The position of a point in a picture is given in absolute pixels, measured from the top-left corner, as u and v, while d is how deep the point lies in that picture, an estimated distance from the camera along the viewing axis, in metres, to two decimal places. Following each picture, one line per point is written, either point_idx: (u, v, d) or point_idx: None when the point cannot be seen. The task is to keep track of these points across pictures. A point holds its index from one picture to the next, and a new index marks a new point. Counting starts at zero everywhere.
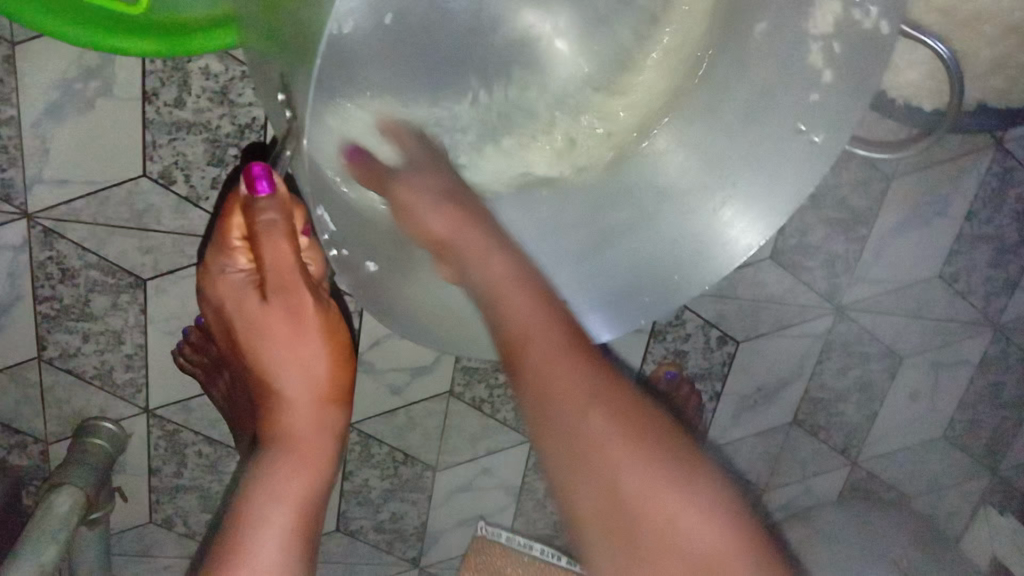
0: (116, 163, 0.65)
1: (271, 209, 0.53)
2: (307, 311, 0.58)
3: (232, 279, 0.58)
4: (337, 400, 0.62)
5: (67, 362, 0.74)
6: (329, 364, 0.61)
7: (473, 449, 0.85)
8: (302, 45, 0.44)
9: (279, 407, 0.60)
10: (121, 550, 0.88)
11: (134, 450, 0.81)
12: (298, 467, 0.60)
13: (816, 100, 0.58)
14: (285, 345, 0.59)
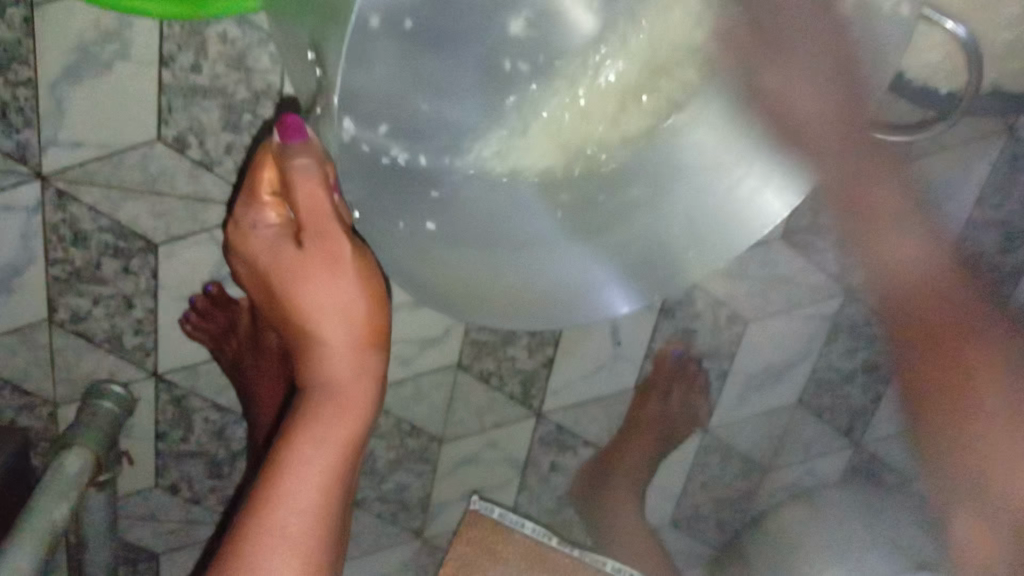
0: (132, 127, 0.65)
1: (301, 154, 0.56)
2: (342, 255, 0.62)
3: (265, 233, 0.62)
4: (374, 343, 0.66)
5: (77, 325, 0.75)
6: (365, 309, 0.65)
7: (481, 422, 0.86)
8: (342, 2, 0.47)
9: (319, 351, 0.65)
10: (128, 513, 0.88)
11: (142, 416, 0.82)
12: (341, 408, 0.64)
13: None
14: (319, 290, 0.63)
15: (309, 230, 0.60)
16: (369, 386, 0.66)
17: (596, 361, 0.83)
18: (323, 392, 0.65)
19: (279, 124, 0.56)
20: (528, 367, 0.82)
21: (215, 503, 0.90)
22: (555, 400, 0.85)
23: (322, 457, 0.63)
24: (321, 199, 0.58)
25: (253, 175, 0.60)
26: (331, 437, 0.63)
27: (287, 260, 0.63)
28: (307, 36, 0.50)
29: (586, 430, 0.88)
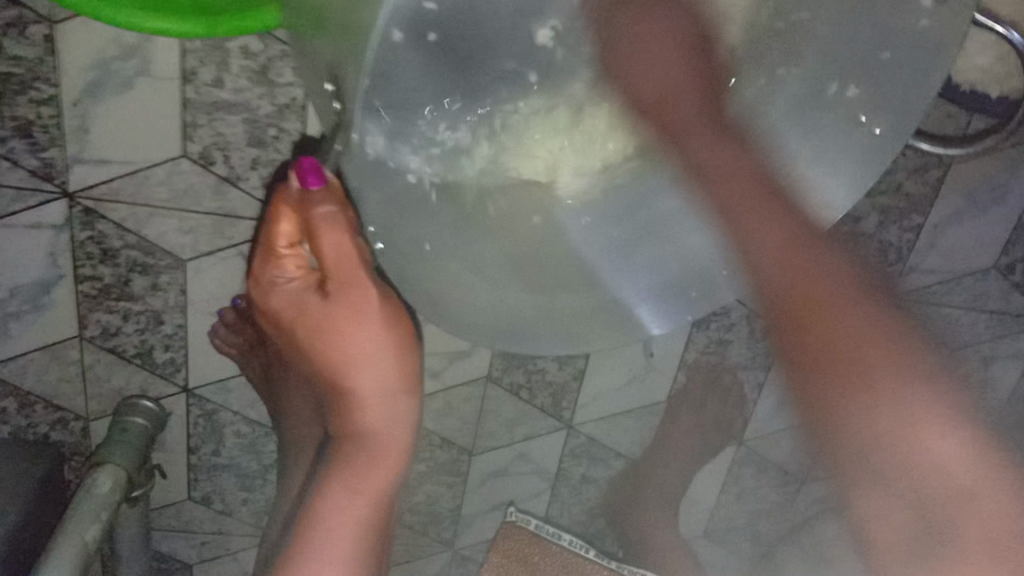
0: (156, 143, 0.64)
1: (326, 200, 0.54)
2: (368, 304, 0.60)
3: (288, 287, 0.60)
4: (406, 392, 0.66)
5: (107, 340, 0.74)
6: (395, 358, 0.63)
7: (512, 434, 0.85)
8: (359, 28, 0.44)
9: (354, 405, 0.65)
10: (161, 526, 0.89)
11: (173, 428, 0.82)
12: (377, 455, 0.67)
13: (854, 94, 0.58)
14: (347, 339, 0.61)
15: (334, 280, 0.58)
16: (404, 434, 0.67)
17: (627, 374, 0.81)
18: (362, 445, 0.66)
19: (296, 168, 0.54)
20: (558, 380, 0.81)
21: (247, 515, 0.90)
22: (586, 412, 0.84)
23: (356, 506, 0.67)
24: (347, 244, 0.56)
25: (270, 229, 0.57)
26: (365, 485, 0.67)
27: (311, 311, 0.61)
28: (328, 68, 0.48)
29: (616, 441, 0.87)
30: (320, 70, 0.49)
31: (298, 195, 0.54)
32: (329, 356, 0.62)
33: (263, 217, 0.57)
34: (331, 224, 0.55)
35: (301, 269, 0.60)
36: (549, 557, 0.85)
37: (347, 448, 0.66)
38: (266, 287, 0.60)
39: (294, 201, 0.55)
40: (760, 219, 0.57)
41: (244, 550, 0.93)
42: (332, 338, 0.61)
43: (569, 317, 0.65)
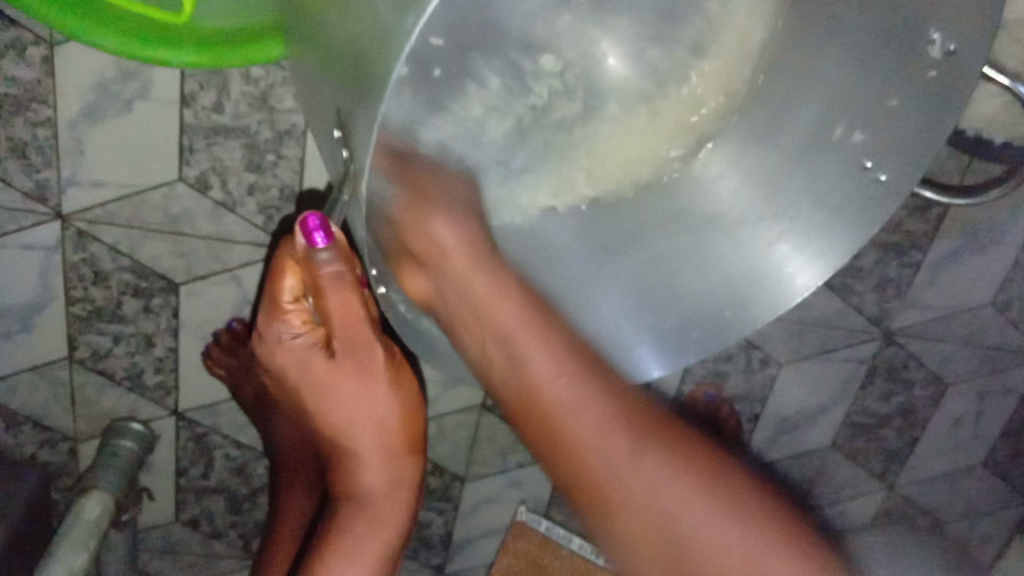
0: (153, 167, 0.63)
1: (333, 260, 0.52)
2: (376, 363, 0.59)
3: (293, 343, 0.58)
4: (408, 451, 0.63)
5: (97, 362, 0.73)
6: (402, 419, 0.62)
7: (504, 463, 0.86)
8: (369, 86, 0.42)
9: (354, 462, 0.62)
10: (146, 549, 0.87)
11: (162, 450, 0.81)
12: (377, 527, 0.64)
13: (861, 140, 0.57)
14: (351, 396, 0.59)
15: (343, 339, 0.56)
16: (403, 496, 0.64)
17: None
18: (363, 513, 0.63)
19: (299, 225, 0.52)
20: None
21: (234, 539, 0.89)
22: None
23: (356, 572, 0.63)
24: (353, 302, 0.54)
25: (274, 283, 0.56)
26: (365, 551, 0.63)
27: (314, 371, 0.58)
28: (335, 110, 0.47)
29: None
30: (329, 113, 0.48)
31: (304, 253, 0.52)
32: (332, 417, 0.60)
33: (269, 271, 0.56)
34: (339, 280, 0.53)
35: (307, 324, 0.58)
36: (557, 562, 0.89)
37: (345, 507, 0.64)
38: (273, 345, 0.58)
39: (300, 258, 0.53)
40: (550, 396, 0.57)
41: (230, 575, 0.92)
42: (336, 398, 0.59)
43: None
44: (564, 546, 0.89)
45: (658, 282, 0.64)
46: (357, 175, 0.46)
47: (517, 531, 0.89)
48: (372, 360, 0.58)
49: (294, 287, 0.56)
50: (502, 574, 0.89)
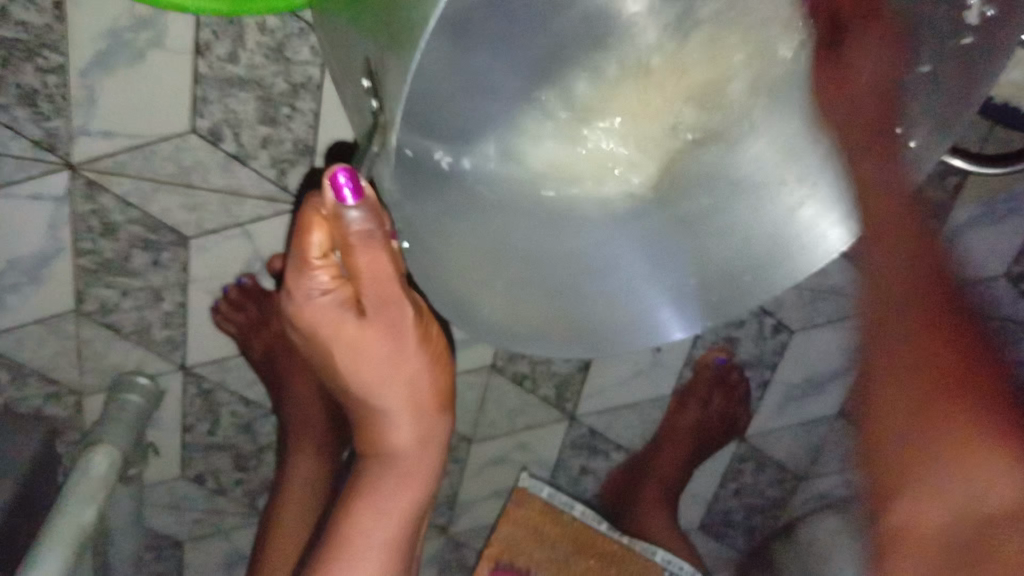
0: (165, 118, 0.62)
1: (361, 216, 0.48)
2: (405, 316, 0.56)
3: (321, 301, 0.53)
4: (436, 406, 0.62)
5: (105, 316, 0.73)
6: (427, 370, 0.60)
7: (513, 424, 0.87)
8: (404, 34, 0.41)
9: (381, 420, 0.61)
10: (152, 504, 0.88)
11: (169, 406, 0.80)
12: (402, 477, 0.63)
13: None
14: (382, 356, 0.57)
15: (372, 295, 0.53)
16: (430, 452, 0.63)
17: (630, 368, 0.83)
18: (388, 462, 0.63)
19: (326, 181, 0.47)
20: (562, 372, 0.82)
21: (240, 494, 0.90)
22: (588, 404, 0.86)
23: (384, 529, 0.64)
24: (385, 258, 0.51)
25: (301, 240, 0.50)
26: (391, 508, 0.63)
27: (344, 327, 0.55)
28: (365, 60, 0.46)
29: (618, 435, 0.90)
30: (356, 63, 0.47)
31: (333, 210, 0.48)
32: (357, 371, 0.58)
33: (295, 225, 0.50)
34: (370, 238, 0.50)
35: (337, 280, 0.53)
36: (560, 527, 0.90)
37: (374, 464, 0.63)
38: (300, 303, 0.53)
39: (330, 215, 0.48)
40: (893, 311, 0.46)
41: (236, 529, 0.93)
42: (363, 354, 0.56)
43: (564, 324, 0.64)
44: (566, 511, 0.91)
45: (675, 249, 0.64)
46: (389, 123, 0.44)
47: (518, 498, 0.90)
48: (401, 312, 0.55)
49: (324, 243, 0.51)
50: (504, 541, 0.88)
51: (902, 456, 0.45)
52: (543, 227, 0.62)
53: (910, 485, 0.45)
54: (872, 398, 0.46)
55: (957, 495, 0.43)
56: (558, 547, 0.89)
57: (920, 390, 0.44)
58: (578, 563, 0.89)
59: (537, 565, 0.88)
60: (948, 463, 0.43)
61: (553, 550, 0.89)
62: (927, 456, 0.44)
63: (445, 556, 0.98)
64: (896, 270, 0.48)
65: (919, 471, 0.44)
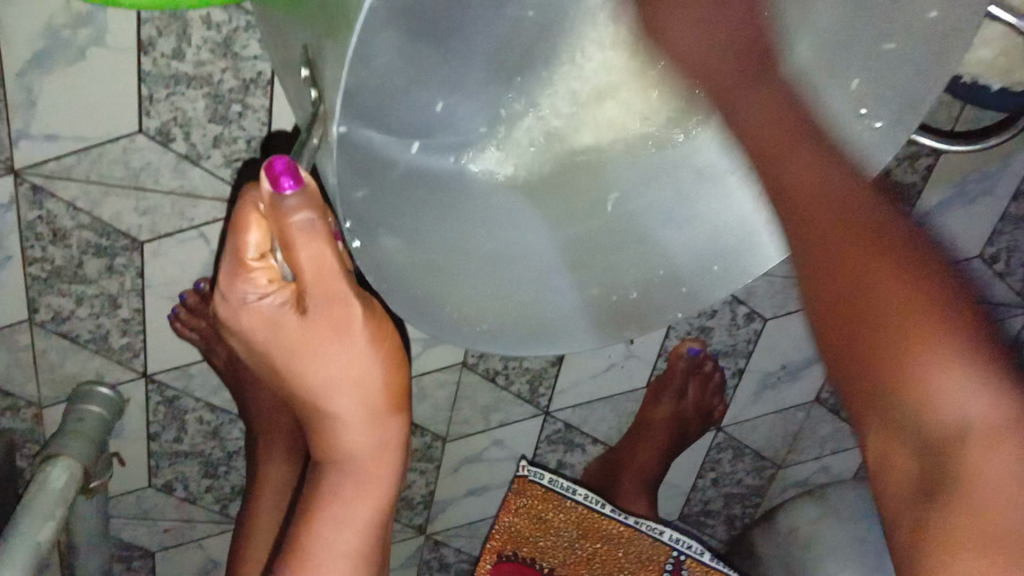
0: (111, 119, 0.59)
1: (303, 209, 0.44)
2: (354, 316, 0.52)
3: (259, 305, 0.49)
4: (392, 409, 0.59)
5: (60, 325, 0.70)
6: (380, 375, 0.56)
7: (487, 421, 0.86)
8: (340, 22, 0.38)
9: (333, 427, 0.57)
10: (119, 513, 0.86)
11: (132, 413, 0.78)
12: (366, 478, 0.61)
13: (859, 86, 0.55)
14: (328, 358, 0.53)
15: (316, 296, 0.49)
16: (388, 458, 0.61)
17: (604, 362, 0.84)
18: (349, 466, 0.60)
19: (264, 172, 0.43)
20: (536, 367, 0.82)
21: (210, 501, 0.88)
22: (563, 399, 0.86)
23: (346, 535, 0.62)
24: (327, 254, 0.47)
25: (235, 240, 0.46)
26: (354, 518, 0.62)
27: (289, 332, 0.51)
28: (301, 50, 0.43)
29: (593, 427, 0.91)
30: (295, 56, 0.45)
31: (268, 204, 0.44)
32: (307, 379, 0.54)
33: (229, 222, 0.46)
34: (310, 233, 0.45)
35: (275, 282, 0.49)
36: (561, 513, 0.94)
37: (334, 471, 0.60)
38: (235, 308, 0.49)
39: (266, 211, 0.44)
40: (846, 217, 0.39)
41: (207, 537, 0.92)
42: (308, 360, 0.53)
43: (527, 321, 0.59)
44: (566, 498, 0.94)
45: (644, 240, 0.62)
46: (330, 115, 0.41)
47: (519, 488, 0.93)
48: (343, 314, 0.51)
49: (261, 243, 0.47)
50: (505, 532, 0.95)
51: (843, 299, 0.37)
52: (500, 219, 0.61)
53: (874, 356, 0.36)
54: (844, 294, 0.37)
55: (909, 363, 0.35)
56: (561, 531, 0.95)
57: (858, 254, 0.38)
58: (581, 547, 0.95)
59: (541, 547, 0.95)
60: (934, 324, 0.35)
61: (558, 536, 0.95)
62: (891, 324, 0.35)
63: (423, 556, 0.98)
64: (758, 135, 0.47)
65: (856, 342, 0.36)
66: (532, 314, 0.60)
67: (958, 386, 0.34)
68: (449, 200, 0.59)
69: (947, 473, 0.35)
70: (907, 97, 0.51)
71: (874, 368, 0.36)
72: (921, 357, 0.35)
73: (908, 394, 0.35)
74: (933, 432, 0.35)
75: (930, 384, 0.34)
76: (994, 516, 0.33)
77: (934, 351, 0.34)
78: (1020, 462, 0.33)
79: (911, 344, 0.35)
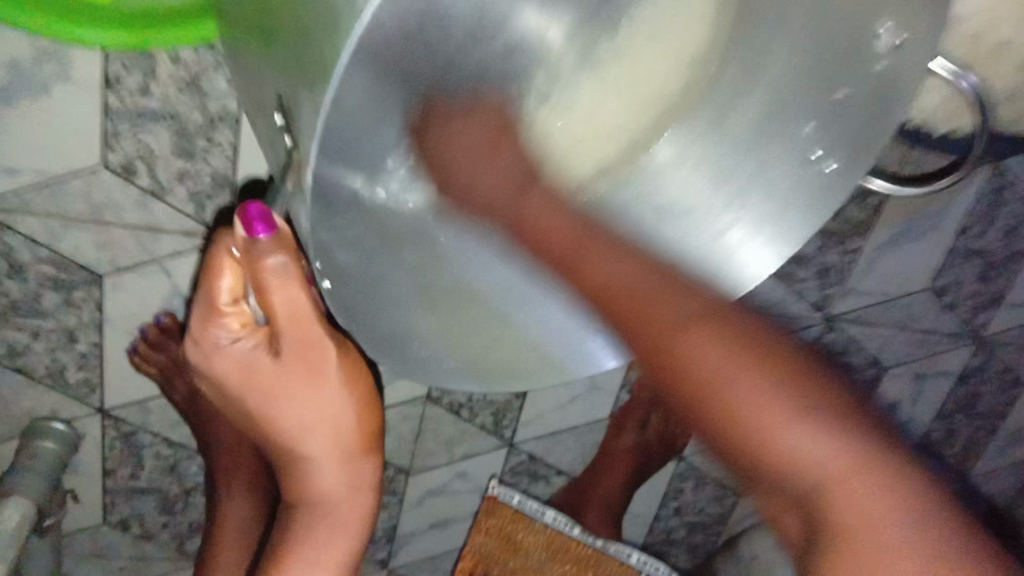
0: (73, 153, 0.58)
1: (276, 250, 0.45)
2: (328, 358, 0.52)
3: (231, 349, 0.49)
4: (366, 448, 0.58)
5: (15, 360, 0.69)
6: (354, 416, 0.56)
7: (450, 454, 0.86)
8: (313, 71, 0.39)
9: (305, 468, 0.57)
10: (74, 551, 0.84)
11: (88, 450, 0.77)
12: (338, 522, 0.60)
13: (812, 131, 0.56)
14: (302, 401, 0.53)
15: (289, 338, 0.50)
16: (362, 498, 0.60)
17: (567, 394, 0.84)
18: (321, 508, 0.59)
19: (239, 216, 0.44)
20: (499, 401, 0.83)
21: (167, 538, 0.87)
22: (527, 431, 0.86)
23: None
24: (300, 297, 0.47)
25: (208, 285, 0.47)
26: (325, 558, 0.61)
27: (261, 377, 0.51)
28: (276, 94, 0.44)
29: (556, 458, 0.91)
30: (268, 97, 0.45)
31: (244, 248, 0.45)
32: (279, 424, 0.54)
33: (202, 268, 0.47)
34: (284, 275, 0.46)
35: (246, 326, 0.49)
36: (530, 536, 0.92)
37: (306, 515, 0.60)
38: (205, 353, 0.49)
39: (241, 254, 0.45)
40: (648, 304, 0.45)
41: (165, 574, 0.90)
42: (280, 403, 0.53)
43: (491, 364, 0.60)
44: (536, 520, 0.92)
45: None
46: (303, 163, 0.42)
47: (488, 509, 0.91)
48: (316, 355, 0.52)
49: (234, 288, 0.48)
50: (476, 552, 0.93)
51: (679, 388, 0.44)
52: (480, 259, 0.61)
53: (726, 430, 0.43)
54: (687, 380, 0.43)
55: (752, 433, 0.42)
56: (530, 553, 0.92)
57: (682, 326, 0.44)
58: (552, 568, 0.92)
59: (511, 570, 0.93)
60: (761, 395, 0.42)
61: (527, 558, 0.93)
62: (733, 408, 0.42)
63: None
64: (528, 206, 0.52)
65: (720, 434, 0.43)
66: (496, 355, 0.60)
67: (794, 436, 0.42)
68: (415, 237, 0.59)
69: (824, 518, 0.42)
70: (858, 141, 0.53)
71: (747, 447, 0.43)
72: (765, 421, 0.42)
73: (765, 466, 0.43)
74: (795, 482, 0.42)
75: (778, 446, 0.42)
76: (865, 536, 0.40)
77: (774, 417, 0.42)
78: (876, 491, 0.41)
79: (745, 422, 0.42)
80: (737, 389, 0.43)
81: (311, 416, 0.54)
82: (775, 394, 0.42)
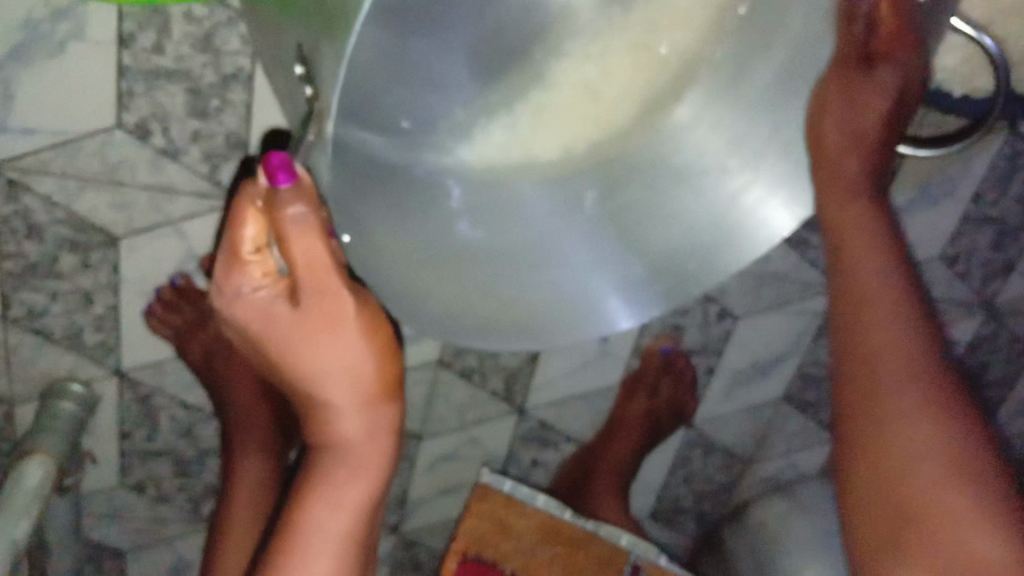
0: (88, 112, 0.59)
1: (296, 202, 0.45)
2: (346, 310, 0.51)
3: (253, 297, 0.50)
4: (384, 397, 0.57)
5: (32, 322, 0.69)
6: (374, 366, 0.55)
7: (462, 419, 0.88)
8: (339, 18, 0.39)
9: (325, 413, 0.56)
10: (91, 514, 0.85)
11: (104, 412, 0.78)
12: (359, 467, 0.59)
13: None
14: (322, 350, 0.53)
15: (307, 288, 0.49)
16: (383, 444, 0.59)
17: (578, 360, 0.84)
18: (340, 451, 0.58)
19: (262, 167, 0.44)
20: (510, 365, 0.84)
21: (182, 501, 0.88)
22: (538, 396, 0.87)
23: (337, 519, 0.60)
24: (320, 247, 0.47)
25: (232, 233, 0.47)
26: (346, 499, 0.60)
27: (283, 324, 0.51)
28: (297, 46, 0.44)
29: (569, 425, 0.92)
30: (287, 48, 0.45)
31: (265, 198, 0.45)
32: (299, 368, 0.54)
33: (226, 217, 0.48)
34: (304, 226, 0.46)
35: (269, 275, 0.50)
36: (522, 519, 0.88)
37: (327, 457, 0.59)
38: (230, 298, 0.50)
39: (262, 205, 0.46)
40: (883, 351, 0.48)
41: (181, 536, 0.91)
42: (301, 349, 0.53)
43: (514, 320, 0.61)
44: (528, 504, 0.89)
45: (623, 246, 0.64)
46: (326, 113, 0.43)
47: (480, 492, 0.89)
48: (335, 306, 0.51)
49: (256, 237, 0.48)
50: (467, 535, 0.86)
51: (856, 392, 0.48)
52: (501, 216, 0.62)
53: (898, 502, 0.45)
54: (866, 380, 0.48)
55: (930, 503, 0.44)
56: (523, 537, 0.87)
57: (887, 377, 0.47)
58: (544, 551, 0.86)
59: (503, 557, 0.86)
60: (921, 436, 0.45)
61: (519, 541, 0.86)
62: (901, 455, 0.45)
63: (397, 554, 0.99)
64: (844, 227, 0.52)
65: (873, 467, 0.46)
66: (518, 309, 0.61)
67: (970, 528, 0.43)
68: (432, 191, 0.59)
69: None
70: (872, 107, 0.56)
71: (891, 499, 0.45)
72: (926, 494, 0.44)
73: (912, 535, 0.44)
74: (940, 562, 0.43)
75: (933, 505, 0.44)
76: None
77: (950, 501, 0.44)
78: None
79: (893, 451, 0.46)
80: (921, 456, 0.45)
81: (330, 365, 0.53)
82: (940, 458, 0.44)
